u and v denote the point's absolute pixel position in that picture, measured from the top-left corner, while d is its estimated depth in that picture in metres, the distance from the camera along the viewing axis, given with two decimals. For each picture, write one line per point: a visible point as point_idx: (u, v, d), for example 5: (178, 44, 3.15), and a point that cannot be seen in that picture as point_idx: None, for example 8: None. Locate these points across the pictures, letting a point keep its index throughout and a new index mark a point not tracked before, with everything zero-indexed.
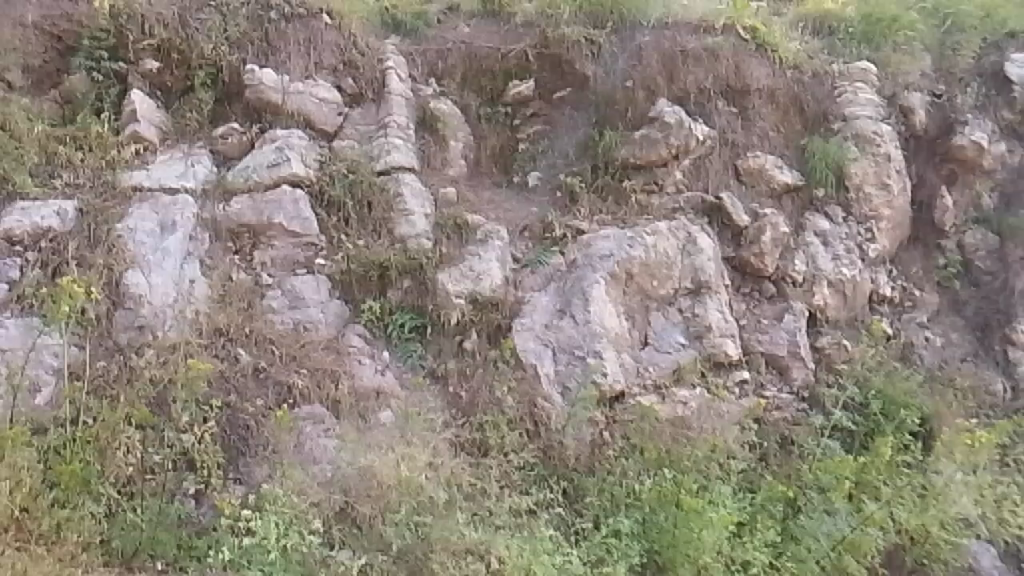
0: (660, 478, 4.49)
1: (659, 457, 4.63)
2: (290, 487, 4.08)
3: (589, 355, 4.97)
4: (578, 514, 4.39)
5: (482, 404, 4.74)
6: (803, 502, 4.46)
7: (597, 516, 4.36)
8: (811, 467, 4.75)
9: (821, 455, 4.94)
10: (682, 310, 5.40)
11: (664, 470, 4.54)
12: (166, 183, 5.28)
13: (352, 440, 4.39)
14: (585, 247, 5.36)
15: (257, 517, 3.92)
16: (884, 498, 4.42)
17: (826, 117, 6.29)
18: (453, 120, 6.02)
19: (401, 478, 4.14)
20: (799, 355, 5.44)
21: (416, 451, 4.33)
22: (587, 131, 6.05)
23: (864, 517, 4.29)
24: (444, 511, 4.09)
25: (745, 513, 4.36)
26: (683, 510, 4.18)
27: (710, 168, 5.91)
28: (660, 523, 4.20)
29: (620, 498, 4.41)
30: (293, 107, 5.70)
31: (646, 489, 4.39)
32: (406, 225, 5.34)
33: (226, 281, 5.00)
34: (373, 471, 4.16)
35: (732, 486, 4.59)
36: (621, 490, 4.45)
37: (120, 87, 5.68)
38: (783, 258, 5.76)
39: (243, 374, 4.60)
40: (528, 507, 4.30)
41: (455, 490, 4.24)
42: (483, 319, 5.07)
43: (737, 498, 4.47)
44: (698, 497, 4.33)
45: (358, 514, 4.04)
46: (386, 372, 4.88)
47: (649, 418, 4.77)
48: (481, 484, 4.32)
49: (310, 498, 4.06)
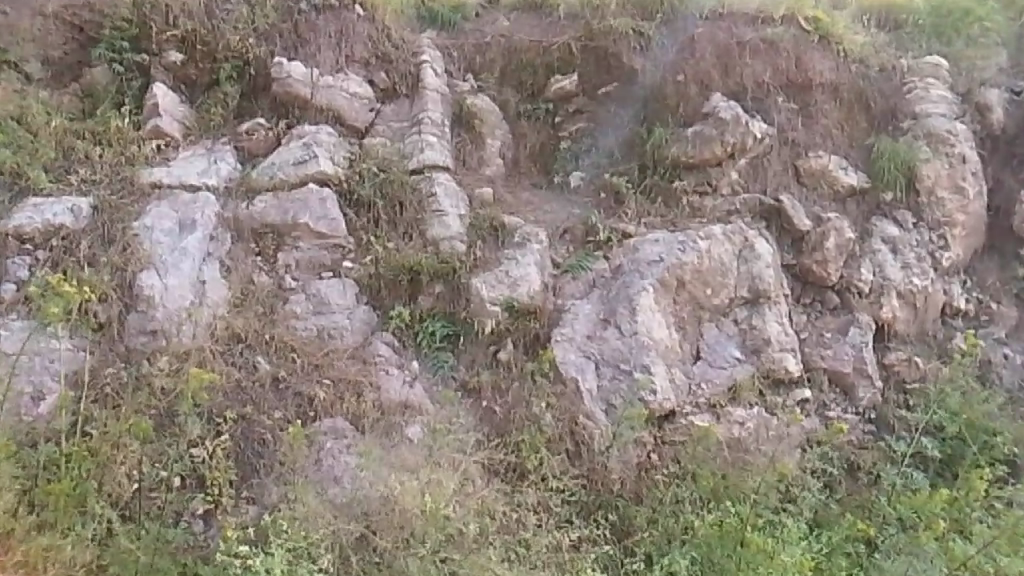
0: (719, 512, 4.01)
1: (715, 485, 4.18)
2: (303, 512, 3.73)
3: (636, 369, 4.55)
4: (630, 552, 3.99)
5: (519, 420, 4.35)
6: (882, 539, 4.03)
7: (650, 553, 3.95)
8: (889, 500, 4.31)
9: (896, 484, 4.42)
10: (737, 321, 4.95)
11: (723, 504, 4.07)
12: (187, 180, 4.98)
13: (375, 459, 4.02)
14: (632, 251, 4.95)
15: (257, 555, 3.51)
16: (984, 539, 3.84)
17: (894, 115, 5.81)
18: (491, 117, 5.66)
19: (426, 507, 3.77)
20: (865, 372, 4.96)
21: (444, 477, 3.97)
22: (634, 129, 5.65)
23: (957, 562, 3.73)
24: (474, 546, 3.72)
25: (821, 553, 3.92)
26: (750, 550, 3.72)
27: (768, 168, 5.46)
28: (720, 563, 3.75)
29: (675, 534, 3.99)
30: (322, 101, 5.38)
31: (704, 525, 3.92)
32: (439, 227, 4.97)
33: (247, 284, 4.69)
34: (395, 496, 3.81)
35: (803, 521, 4.14)
36: (675, 525, 4.03)
37: (142, 79, 5.44)
38: (848, 266, 5.28)
39: (261, 383, 4.26)
40: (571, 543, 3.90)
41: (486, 521, 3.85)
42: (520, 328, 4.67)
43: (810, 535, 4.03)
44: (765, 535, 3.87)
45: (377, 545, 3.68)
46: (414, 384, 4.50)
47: (707, 442, 4.34)
48: (516, 514, 3.93)
49: (326, 526, 3.69)
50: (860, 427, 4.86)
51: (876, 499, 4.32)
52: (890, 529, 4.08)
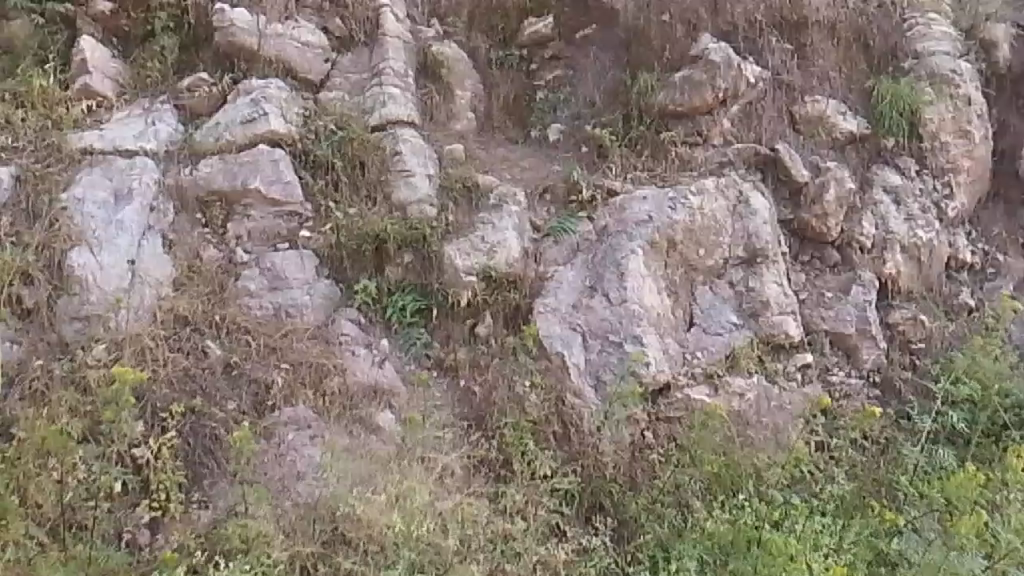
0: (729, 508, 3.70)
1: (720, 471, 3.85)
2: (254, 532, 3.29)
3: (627, 341, 4.16)
4: (632, 560, 3.62)
5: (501, 402, 3.98)
6: (907, 522, 3.70)
7: (655, 557, 3.59)
8: (912, 482, 3.98)
9: (920, 465, 4.10)
10: (732, 284, 4.56)
11: (736, 496, 3.77)
12: (121, 145, 4.47)
13: (340, 453, 3.66)
14: (618, 211, 4.53)
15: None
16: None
17: (895, 54, 5.37)
18: (459, 66, 5.18)
19: (394, 522, 3.38)
20: (869, 334, 4.62)
21: (415, 479, 3.60)
22: (616, 75, 5.18)
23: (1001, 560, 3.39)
24: (453, 563, 3.34)
25: (848, 555, 3.54)
26: (774, 553, 3.43)
27: (763, 115, 5.03)
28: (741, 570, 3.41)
29: (680, 531, 3.64)
30: (270, 52, 4.85)
31: (717, 523, 3.59)
32: (405, 189, 4.52)
33: (195, 260, 4.23)
34: (359, 513, 3.39)
35: (822, 509, 3.82)
36: (679, 520, 3.69)
37: (68, 33, 4.86)
38: (849, 221, 4.90)
39: (210, 371, 3.83)
40: (569, 557, 3.52)
41: (466, 529, 3.48)
42: (498, 299, 4.26)
43: (833, 529, 3.68)
44: (785, 535, 3.53)
45: (338, 564, 3.30)
46: (385, 364, 4.10)
47: (712, 419, 4.00)
48: (497, 523, 3.54)
49: (285, 547, 3.29)
50: (864, 392, 4.53)
51: (897, 478, 4.00)
52: (919, 514, 3.76)
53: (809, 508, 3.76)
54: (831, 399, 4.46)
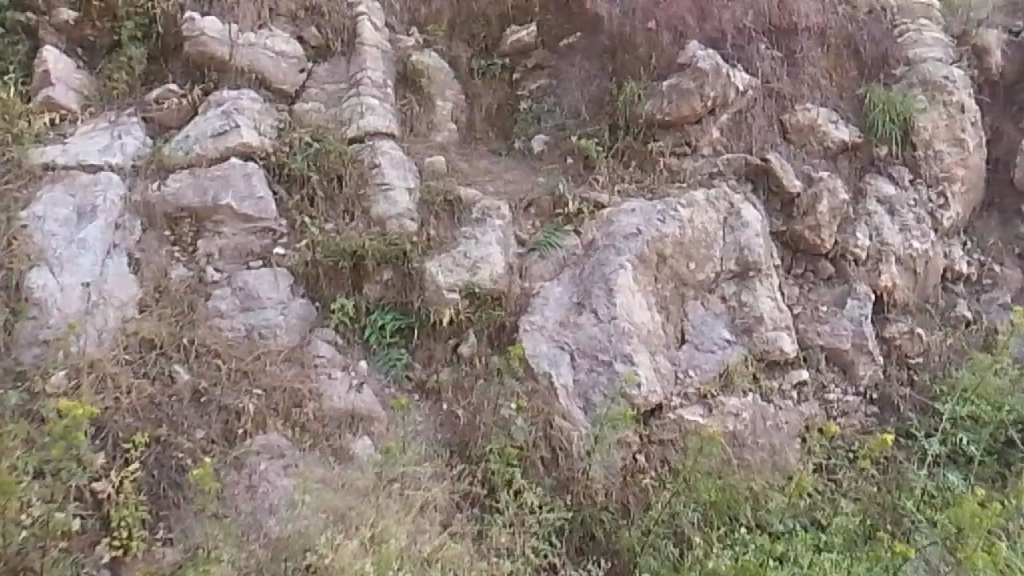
0: (732, 544, 3.59)
1: (717, 498, 3.72)
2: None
3: (617, 360, 3.99)
4: None
5: (485, 427, 3.79)
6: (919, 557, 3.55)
7: None
8: (918, 507, 3.83)
9: (928, 489, 3.94)
10: (725, 298, 4.39)
11: (738, 530, 3.66)
12: (85, 160, 4.27)
13: (313, 484, 3.46)
14: (606, 224, 4.36)
15: None
16: None
17: (886, 61, 5.25)
18: (440, 75, 5.01)
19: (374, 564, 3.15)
20: (866, 349, 4.47)
21: (391, 516, 3.40)
22: (602, 84, 5.03)
23: None
24: None
25: None
26: None
27: (753, 124, 4.89)
28: None
29: (681, 566, 3.50)
30: (242, 62, 4.66)
31: (719, 562, 3.44)
32: (384, 203, 4.34)
33: (162, 279, 4.02)
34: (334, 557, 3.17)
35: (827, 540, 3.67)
36: (676, 554, 3.55)
37: (29, 43, 4.63)
38: (843, 232, 4.75)
39: (177, 398, 3.63)
40: None
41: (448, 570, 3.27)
42: (482, 318, 4.08)
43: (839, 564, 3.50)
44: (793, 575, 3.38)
45: None
46: (363, 388, 3.91)
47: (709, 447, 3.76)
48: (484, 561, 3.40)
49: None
50: (861, 410, 4.38)
51: (901, 502, 3.86)
52: (925, 542, 3.62)
53: (817, 538, 3.68)
54: (828, 417, 4.31)
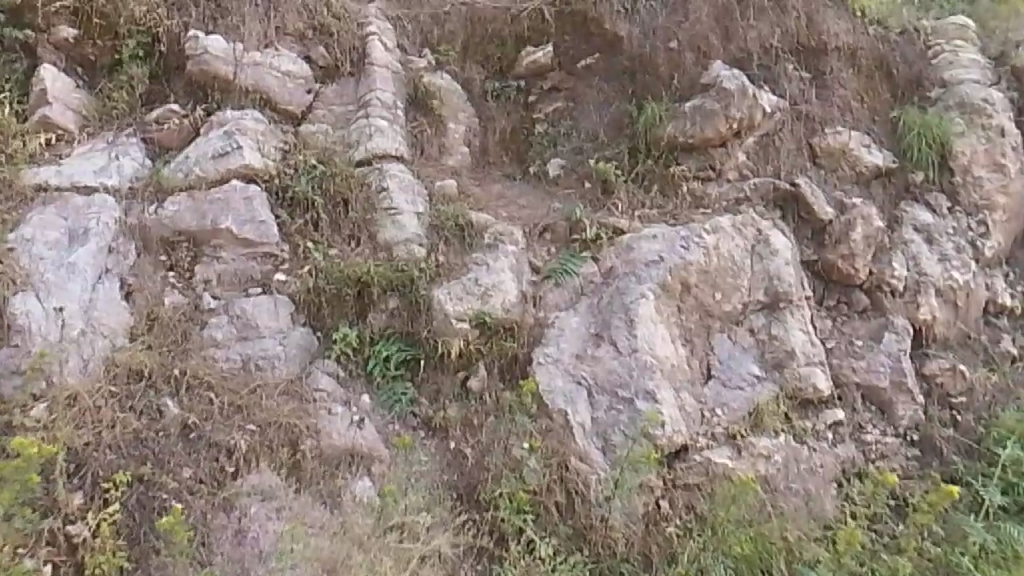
0: None
1: (752, 554, 3.43)
2: None
3: (638, 397, 3.70)
4: None
5: (494, 469, 3.51)
6: None
7: None
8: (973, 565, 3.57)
9: (987, 545, 3.63)
10: (753, 331, 4.11)
11: None
12: (80, 181, 4.09)
13: (304, 533, 3.23)
14: (625, 251, 4.10)
15: None
16: None
17: (920, 83, 5.00)
18: (452, 97, 4.83)
19: None
20: (905, 387, 4.15)
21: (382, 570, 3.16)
22: (621, 106, 4.81)
23: None
24: None
25: None
26: None
27: (781, 147, 4.65)
28: None
29: None
30: (247, 82, 4.49)
31: None
32: (392, 229, 4.12)
33: (154, 306, 3.81)
34: None
35: None
36: None
37: (28, 61, 4.49)
38: (878, 261, 4.44)
39: (163, 434, 3.37)
40: None
41: None
42: (493, 349, 3.81)
43: None
44: None
45: None
46: (365, 424, 3.63)
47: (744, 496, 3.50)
48: None
49: None
50: (902, 452, 4.05)
51: (958, 558, 3.58)
52: None
53: None
54: (866, 460, 3.98)
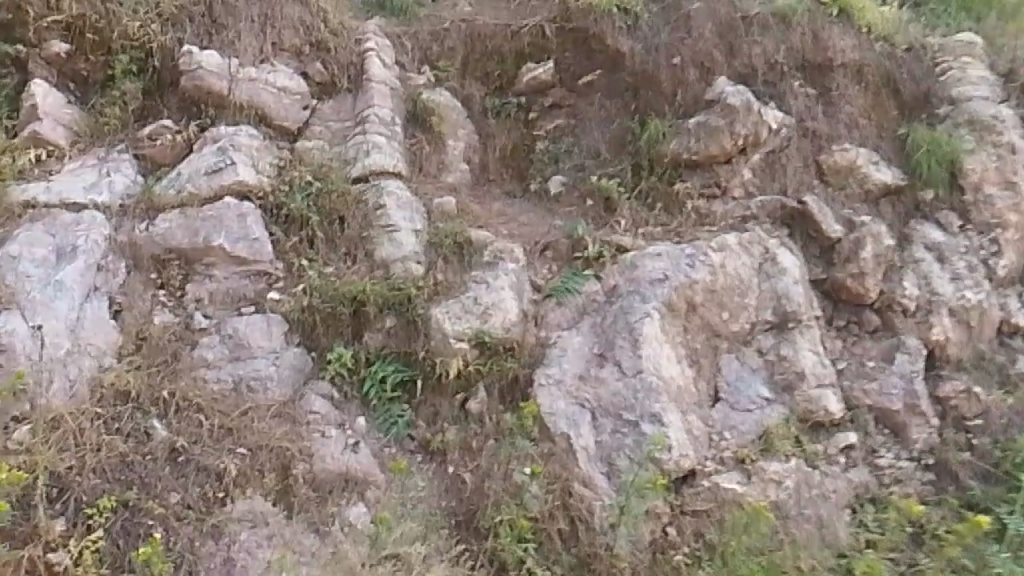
0: None
1: None
2: None
3: (644, 420, 3.56)
4: None
5: (494, 495, 3.36)
6: None
7: None
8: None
9: None
10: (762, 351, 3.99)
11: None
12: (69, 198, 3.98)
13: (294, 565, 3.08)
14: (629, 268, 3.97)
15: None
16: None
17: (929, 100, 4.91)
18: (452, 114, 4.74)
19: None
20: (919, 410, 4.00)
21: None
22: (624, 122, 4.73)
23: None
24: None
25: None
26: None
27: (788, 164, 4.54)
28: None
29: None
30: (242, 97, 4.41)
31: None
32: (389, 246, 4.00)
33: (143, 325, 3.69)
34: None
35: None
36: None
37: (19, 77, 4.43)
38: (888, 280, 4.32)
39: (150, 458, 3.22)
40: None
41: None
42: (493, 370, 3.68)
43: None
44: None
45: None
46: (360, 448, 3.50)
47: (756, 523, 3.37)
48: None
49: None
50: (917, 477, 3.89)
51: None
52: None
53: None
54: (880, 485, 3.83)
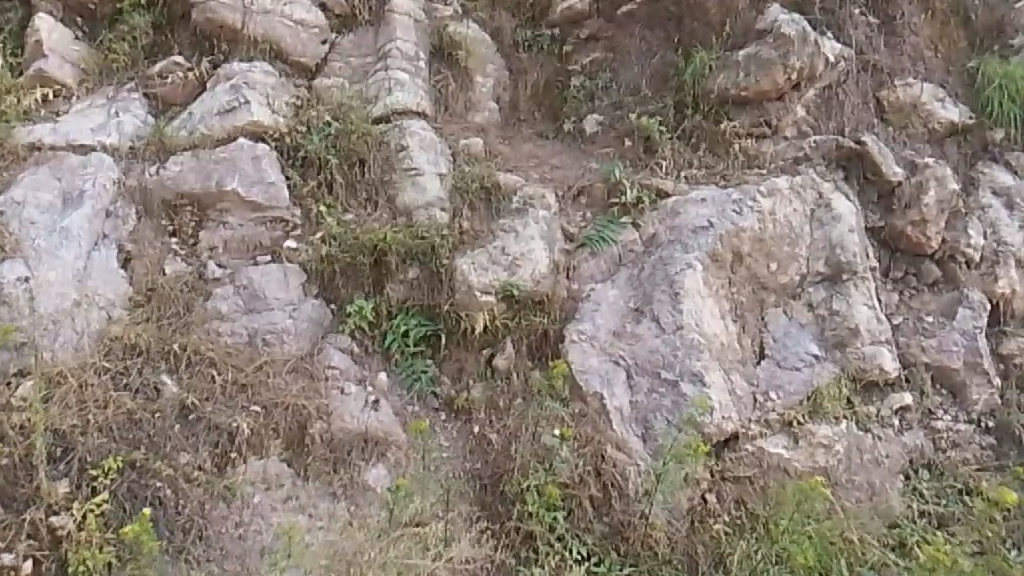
0: None
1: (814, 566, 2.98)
2: None
3: (684, 380, 3.32)
4: None
5: (521, 458, 3.15)
6: None
7: None
8: None
9: None
10: (812, 305, 3.69)
11: None
12: (76, 140, 3.79)
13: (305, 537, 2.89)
14: (670, 216, 3.70)
15: None
16: None
17: (1002, 30, 4.47)
18: (481, 48, 4.42)
19: None
20: (981, 369, 3.68)
21: None
22: (666, 56, 4.37)
23: None
24: None
25: None
26: None
27: (845, 101, 4.17)
28: None
29: None
30: (256, 31, 4.13)
31: None
32: (412, 191, 3.76)
33: (154, 276, 3.49)
34: None
35: None
36: None
37: (23, 12, 4.21)
38: (952, 228, 3.96)
39: (159, 415, 3.06)
40: None
41: None
42: (522, 325, 3.45)
43: None
44: None
45: None
46: (380, 406, 3.30)
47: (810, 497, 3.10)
48: None
49: None
50: (976, 441, 3.60)
51: None
52: None
53: None
54: (936, 450, 3.54)
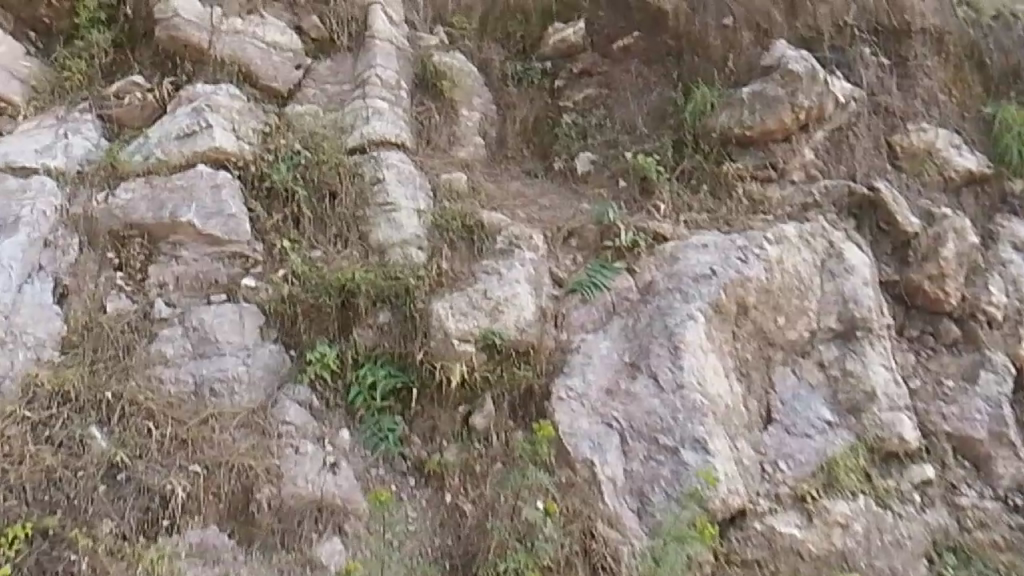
0: None
1: None
2: None
3: (684, 446, 2.95)
4: None
5: (497, 535, 2.74)
6: None
7: None
8: None
9: None
10: (824, 365, 3.35)
11: None
12: (17, 161, 3.43)
13: None
14: (670, 262, 3.36)
15: None
16: None
17: (1019, 75, 4.22)
18: (466, 79, 4.14)
19: None
20: (1008, 441, 3.31)
21: None
22: (665, 93, 4.10)
23: None
24: None
25: None
26: None
27: (856, 146, 3.91)
28: None
29: None
30: (224, 53, 3.84)
31: None
32: (386, 228, 3.42)
33: (92, 313, 3.12)
34: None
35: None
36: None
37: None
38: (972, 284, 3.63)
39: (83, 475, 2.68)
40: None
41: None
42: (503, 378, 3.07)
43: None
44: None
45: None
46: (340, 469, 2.91)
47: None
48: None
49: None
50: (1005, 519, 3.15)
51: None
52: None
53: None
54: (961, 530, 3.12)
